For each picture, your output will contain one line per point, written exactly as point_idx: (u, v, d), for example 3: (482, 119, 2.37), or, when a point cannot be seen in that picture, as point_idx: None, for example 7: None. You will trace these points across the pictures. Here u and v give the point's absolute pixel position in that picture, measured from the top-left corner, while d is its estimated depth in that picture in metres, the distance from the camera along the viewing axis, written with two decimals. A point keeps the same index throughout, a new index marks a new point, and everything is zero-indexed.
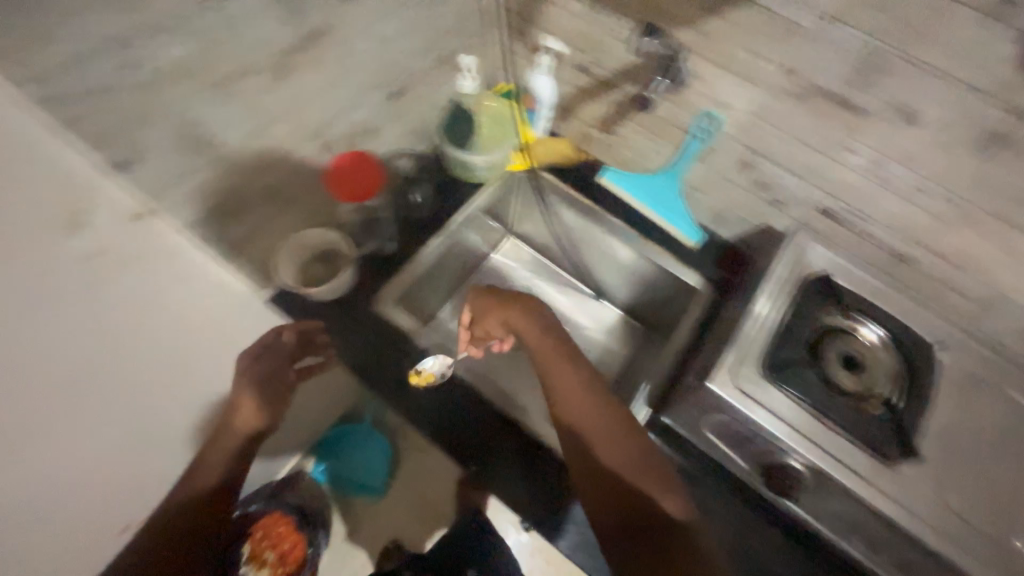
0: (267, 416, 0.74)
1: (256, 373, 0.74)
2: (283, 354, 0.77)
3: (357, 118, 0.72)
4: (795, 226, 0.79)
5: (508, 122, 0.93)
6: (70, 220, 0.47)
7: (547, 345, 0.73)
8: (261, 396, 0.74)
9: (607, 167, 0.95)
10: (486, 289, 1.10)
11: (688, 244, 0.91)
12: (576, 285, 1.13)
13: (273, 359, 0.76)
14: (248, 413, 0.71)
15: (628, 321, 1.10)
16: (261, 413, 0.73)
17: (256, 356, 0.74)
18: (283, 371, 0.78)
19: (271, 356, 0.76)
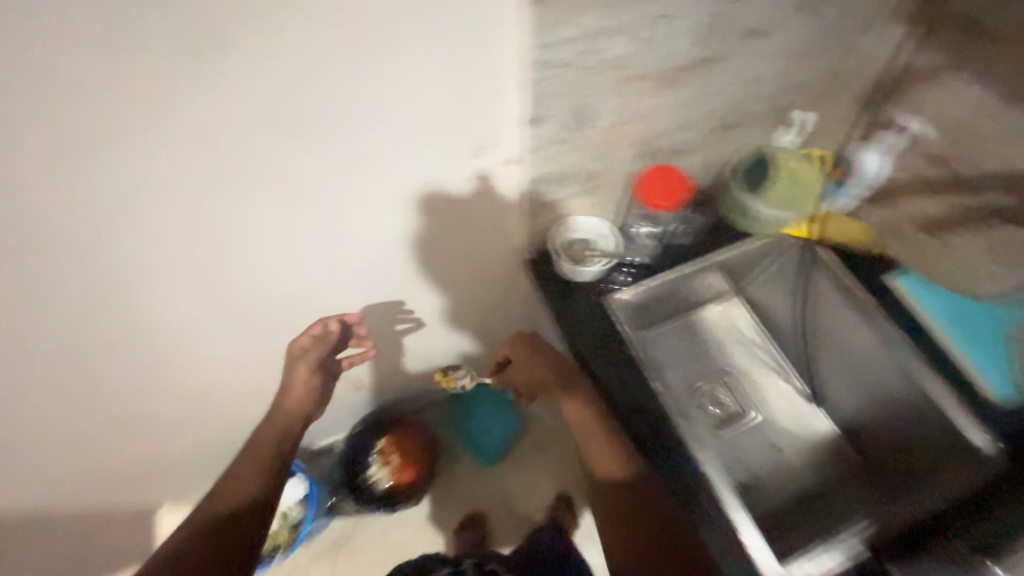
0: (321, 377, 0.84)
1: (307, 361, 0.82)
2: (326, 343, 0.83)
3: (684, 140, 0.77)
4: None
5: (811, 187, 0.86)
6: (477, 149, 0.63)
7: (531, 361, 0.83)
8: (315, 381, 0.83)
9: (907, 271, 0.84)
10: (686, 337, 1.02)
11: (990, 396, 0.75)
12: (784, 370, 1.02)
13: (322, 348, 0.83)
14: (301, 379, 0.82)
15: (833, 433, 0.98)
16: (312, 396, 0.83)
17: (303, 347, 0.82)
18: (331, 359, 0.86)
19: (320, 346, 0.83)
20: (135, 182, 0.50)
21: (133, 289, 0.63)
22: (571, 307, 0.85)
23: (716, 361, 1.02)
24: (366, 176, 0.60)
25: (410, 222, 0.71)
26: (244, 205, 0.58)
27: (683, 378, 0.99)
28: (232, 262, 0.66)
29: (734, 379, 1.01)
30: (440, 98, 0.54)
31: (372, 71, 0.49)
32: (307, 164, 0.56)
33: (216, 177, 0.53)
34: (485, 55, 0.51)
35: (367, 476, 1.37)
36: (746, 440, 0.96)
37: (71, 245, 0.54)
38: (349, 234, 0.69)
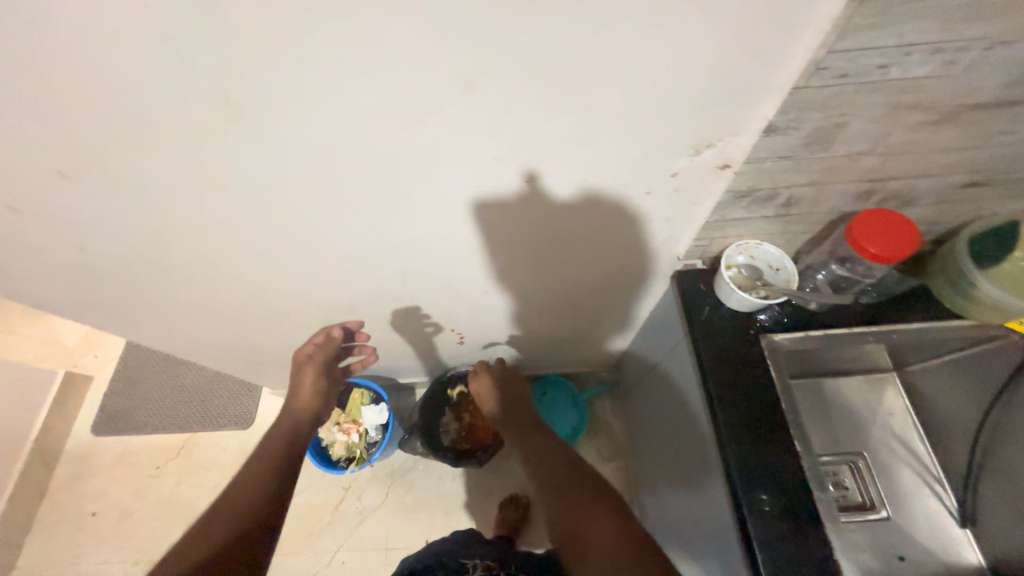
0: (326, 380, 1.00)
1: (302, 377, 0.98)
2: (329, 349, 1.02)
3: (921, 188, 0.66)
4: None
5: None
6: (697, 148, 0.59)
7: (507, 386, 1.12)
8: (321, 383, 0.99)
9: None
10: (829, 400, 0.92)
11: None
12: (934, 480, 0.89)
13: (324, 353, 1.01)
14: (308, 384, 0.97)
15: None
16: (320, 395, 0.98)
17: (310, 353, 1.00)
18: (332, 366, 1.03)
19: (325, 348, 1.01)
20: (382, 117, 0.53)
21: (340, 206, 0.68)
22: (721, 334, 0.79)
23: (858, 437, 0.91)
24: (576, 152, 0.59)
25: (590, 204, 0.70)
26: (459, 157, 0.59)
27: (817, 443, 0.90)
28: (422, 204, 0.69)
29: (872, 464, 0.90)
30: (694, 89, 0.50)
31: (643, 51, 0.46)
32: (531, 132, 0.56)
33: (450, 126, 0.54)
34: (768, 50, 0.46)
35: (440, 424, 1.47)
36: (869, 536, 0.84)
37: (309, 157, 0.59)
38: (532, 204, 0.69)
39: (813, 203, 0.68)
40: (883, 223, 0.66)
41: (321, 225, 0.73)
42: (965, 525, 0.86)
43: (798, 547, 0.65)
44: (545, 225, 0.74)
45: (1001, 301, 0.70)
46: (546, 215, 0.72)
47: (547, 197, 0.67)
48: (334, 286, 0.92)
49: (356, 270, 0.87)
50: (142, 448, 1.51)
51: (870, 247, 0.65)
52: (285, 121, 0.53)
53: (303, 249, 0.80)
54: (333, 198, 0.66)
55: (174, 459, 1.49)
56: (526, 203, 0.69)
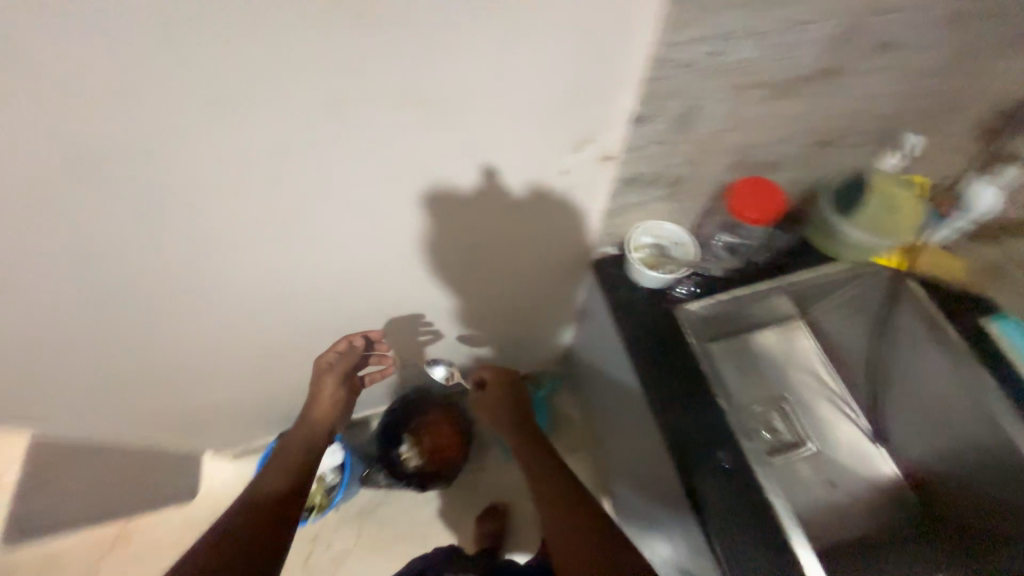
0: (344, 390, 0.95)
1: (323, 388, 0.92)
2: (345, 363, 0.94)
3: (781, 153, 0.74)
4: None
5: (908, 216, 0.79)
6: (579, 141, 0.62)
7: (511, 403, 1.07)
8: (341, 391, 0.95)
9: (1009, 316, 0.77)
10: (749, 355, 1.00)
11: None
12: (850, 409, 0.99)
13: (344, 363, 0.94)
14: (330, 391, 0.93)
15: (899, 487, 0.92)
16: (339, 404, 0.95)
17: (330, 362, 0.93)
18: (354, 373, 0.97)
19: (345, 359, 0.94)
20: (278, 142, 0.52)
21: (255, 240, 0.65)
22: (643, 313, 0.83)
23: (779, 383, 1.00)
24: (469, 162, 0.61)
25: (506, 212, 0.71)
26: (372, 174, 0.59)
27: (745, 397, 0.97)
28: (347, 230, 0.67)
29: (795, 406, 0.98)
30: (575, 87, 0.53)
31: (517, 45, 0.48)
32: (418, 146, 0.56)
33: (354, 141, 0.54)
34: (618, 34, 0.49)
35: (401, 453, 1.43)
36: (803, 468, 0.92)
37: (191, 200, 0.56)
38: (462, 209, 0.68)
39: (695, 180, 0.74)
40: (759, 190, 0.73)
41: (243, 264, 0.70)
42: (879, 442, 0.96)
43: (734, 498, 0.70)
44: (462, 237, 0.74)
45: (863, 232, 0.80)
46: (462, 227, 0.72)
47: (481, 199, 0.67)
48: (255, 334, 0.88)
49: (277, 314, 0.83)
50: (68, 550, 1.34)
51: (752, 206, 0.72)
52: (183, 164, 0.52)
53: (223, 296, 0.75)
54: (252, 237, 0.64)
55: (114, 553, 1.34)
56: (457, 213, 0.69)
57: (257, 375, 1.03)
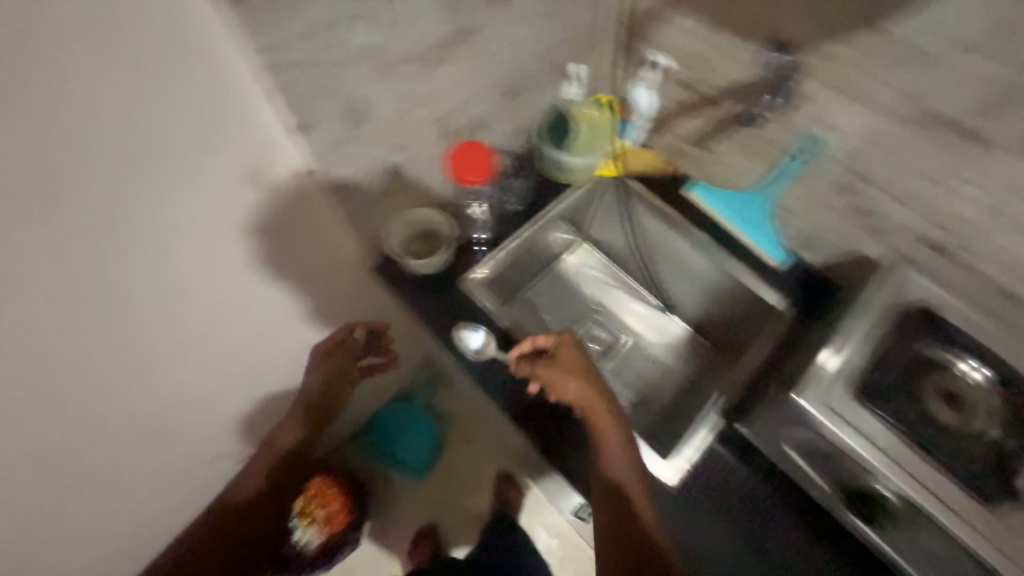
0: (325, 378, 0.94)
1: (337, 362, 0.95)
2: (348, 347, 0.96)
3: (477, 112, 0.80)
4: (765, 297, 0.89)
5: (602, 131, 0.97)
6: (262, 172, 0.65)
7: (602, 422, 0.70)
8: (329, 383, 0.95)
9: (698, 183, 0.98)
10: (553, 290, 1.15)
11: (774, 264, 0.91)
12: (642, 295, 1.16)
13: (344, 348, 0.96)
14: (316, 381, 0.93)
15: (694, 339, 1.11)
16: (323, 399, 0.95)
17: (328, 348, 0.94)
18: (352, 365, 0.99)
19: (348, 348, 0.96)
20: None
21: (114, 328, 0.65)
22: (434, 297, 0.86)
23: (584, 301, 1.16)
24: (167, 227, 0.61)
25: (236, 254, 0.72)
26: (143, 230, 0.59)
27: (562, 327, 1.11)
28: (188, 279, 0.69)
29: (602, 314, 1.15)
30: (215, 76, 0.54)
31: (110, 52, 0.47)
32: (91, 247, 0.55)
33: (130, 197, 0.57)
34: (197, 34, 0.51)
35: (295, 541, 1.32)
36: (626, 360, 1.09)
37: None
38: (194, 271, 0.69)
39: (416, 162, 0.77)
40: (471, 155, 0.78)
41: (111, 363, 0.68)
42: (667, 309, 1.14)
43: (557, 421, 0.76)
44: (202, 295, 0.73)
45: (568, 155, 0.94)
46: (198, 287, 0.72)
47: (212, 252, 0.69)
48: (66, 483, 0.76)
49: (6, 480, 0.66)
50: None
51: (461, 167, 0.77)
52: None
53: (111, 407, 0.73)
54: (104, 326, 0.63)
55: None
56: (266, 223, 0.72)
57: (49, 557, 0.83)
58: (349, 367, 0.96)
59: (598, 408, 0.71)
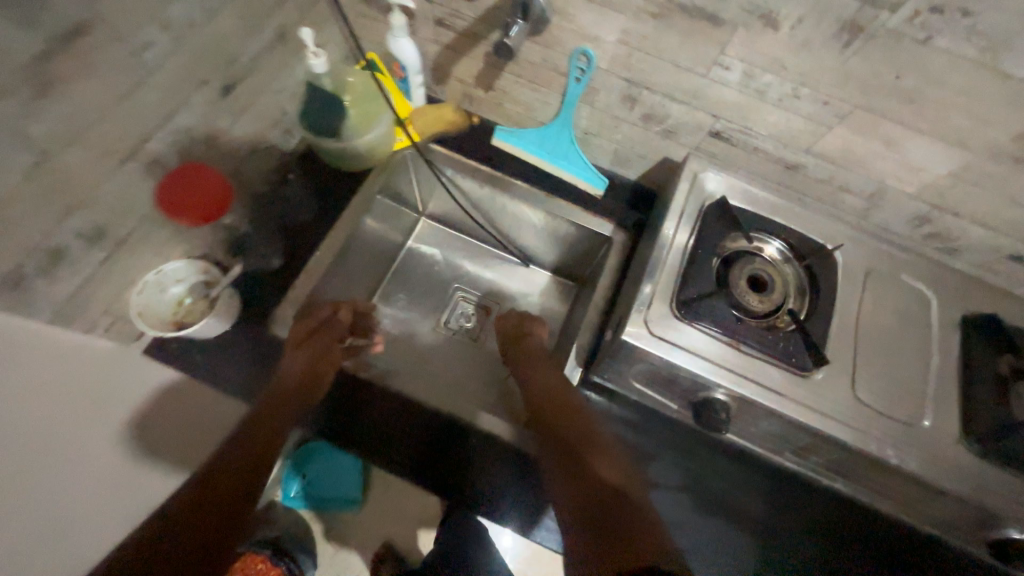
0: (320, 364, 0.66)
1: (314, 349, 0.68)
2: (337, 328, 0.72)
3: (186, 126, 0.62)
4: (597, 228, 0.87)
5: (376, 99, 0.83)
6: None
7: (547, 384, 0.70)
8: (316, 365, 0.66)
9: (500, 127, 0.89)
10: (410, 284, 1.07)
11: (594, 193, 0.88)
12: (504, 256, 1.08)
13: (335, 329, 0.72)
14: (302, 364, 0.65)
15: (560, 284, 1.07)
16: (302, 372, 0.64)
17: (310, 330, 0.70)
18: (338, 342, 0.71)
19: (330, 330, 0.72)
20: None
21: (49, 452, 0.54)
22: (232, 362, 0.70)
23: (445, 281, 1.08)
24: None
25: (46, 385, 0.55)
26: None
27: (429, 319, 1.03)
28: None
29: (467, 288, 1.07)
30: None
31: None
32: None
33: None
34: None
35: None
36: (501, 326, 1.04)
37: None
38: None
39: (124, 213, 0.58)
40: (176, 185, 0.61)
41: None
42: (529, 261, 1.07)
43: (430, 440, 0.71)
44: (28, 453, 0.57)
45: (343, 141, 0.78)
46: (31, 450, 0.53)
47: None
48: None
49: None
50: None
51: (181, 206, 0.59)
52: None
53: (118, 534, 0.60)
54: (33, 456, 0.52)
55: None
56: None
57: None
58: (328, 352, 0.68)
59: (542, 368, 0.73)
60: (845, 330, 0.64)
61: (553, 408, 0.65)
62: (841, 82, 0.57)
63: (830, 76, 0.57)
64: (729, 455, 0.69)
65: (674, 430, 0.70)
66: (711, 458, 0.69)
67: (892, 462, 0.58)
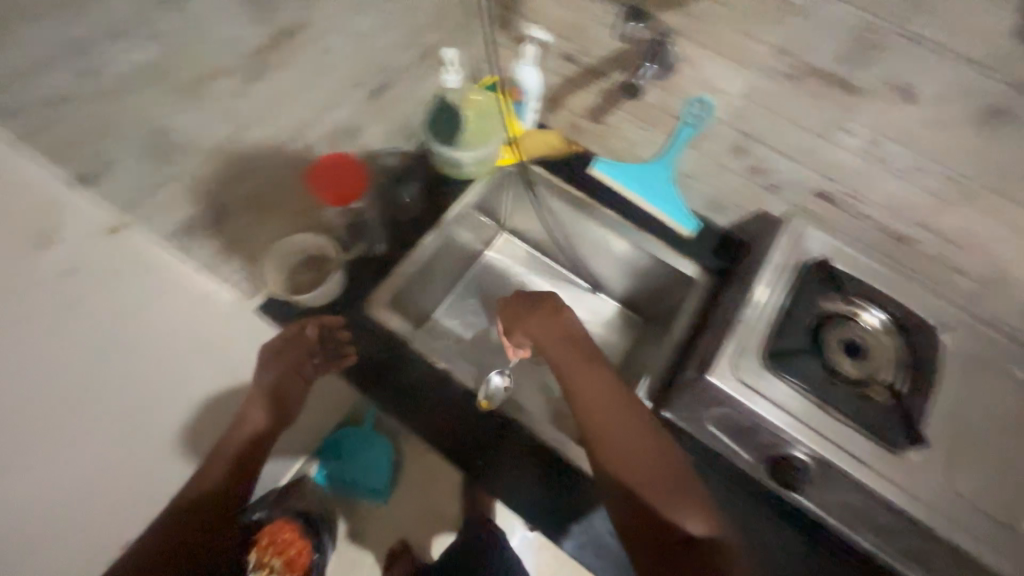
0: (288, 386, 0.71)
1: (288, 366, 0.71)
2: (305, 347, 0.72)
3: None
4: (681, 268, 0.88)
5: (493, 117, 0.90)
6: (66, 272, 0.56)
7: (582, 370, 0.67)
8: (286, 390, 0.71)
9: (600, 158, 0.94)
10: (480, 291, 1.09)
11: (684, 233, 0.90)
12: (574, 279, 1.11)
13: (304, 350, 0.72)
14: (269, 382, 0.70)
15: (627, 314, 1.08)
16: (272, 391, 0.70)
17: (278, 348, 0.71)
18: (304, 364, 0.72)
19: (298, 346, 0.72)
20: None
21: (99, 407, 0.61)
22: None
23: (515, 294, 1.10)
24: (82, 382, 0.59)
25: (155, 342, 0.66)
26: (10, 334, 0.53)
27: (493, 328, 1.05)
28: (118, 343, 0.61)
29: None
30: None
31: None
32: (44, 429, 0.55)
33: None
34: None
35: None
36: None
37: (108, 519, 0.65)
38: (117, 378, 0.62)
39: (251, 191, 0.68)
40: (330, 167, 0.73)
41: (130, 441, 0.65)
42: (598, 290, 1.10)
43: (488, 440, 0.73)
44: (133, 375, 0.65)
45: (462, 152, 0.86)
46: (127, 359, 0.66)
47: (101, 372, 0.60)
48: None
49: None
50: None
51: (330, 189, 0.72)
52: None
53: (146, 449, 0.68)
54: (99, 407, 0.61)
55: None
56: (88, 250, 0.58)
57: None
58: (298, 369, 0.72)
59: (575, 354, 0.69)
60: (946, 413, 0.61)
61: (590, 406, 0.63)
62: (974, 164, 0.57)
63: (965, 158, 0.57)
64: (797, 518, 0.66)
65: (741, 482, 0.69)
66: (778, 518, 0.67)
67: (988, 567, 0.54)
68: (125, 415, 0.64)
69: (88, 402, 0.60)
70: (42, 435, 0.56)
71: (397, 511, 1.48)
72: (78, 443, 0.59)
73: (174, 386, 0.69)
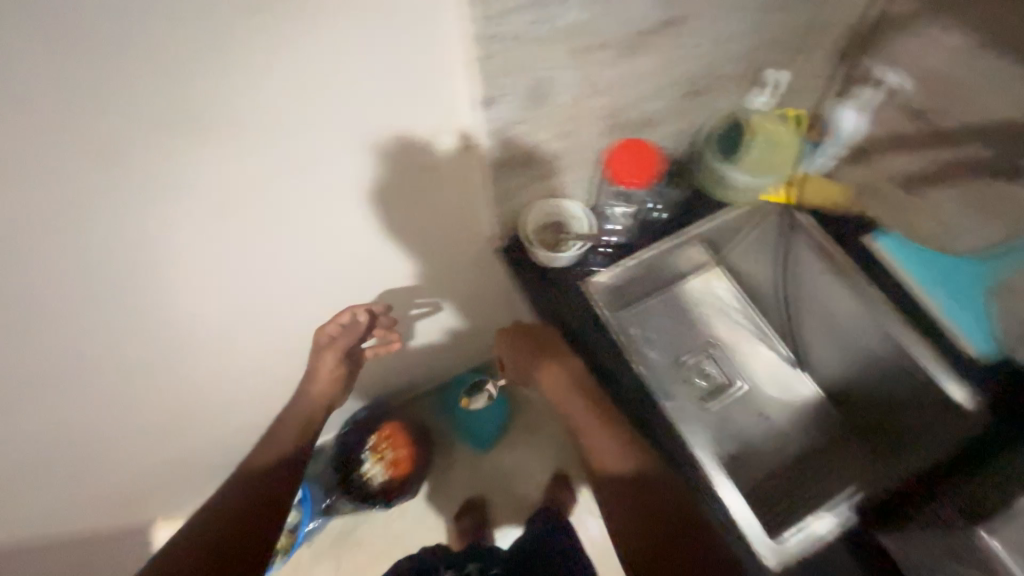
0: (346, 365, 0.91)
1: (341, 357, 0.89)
2: (358, 331, 0.89)
3: (654, 109, 0.73)
4: (959, 394, 0.73)
5: (786, 150, 0.81)
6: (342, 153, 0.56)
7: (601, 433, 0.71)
8: (343, 365, 0.91)
9: (885, 230, 0.83)
10: (666, 311, 1.02)
11: (973, 353, 0.75)
12: (771, 339, 1.03)
13: (351, 337, 0.89)
14: (328, 365, 0.89)
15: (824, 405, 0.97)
16: (336, 382, 0.90)
17: (341, 327, 0.88)
18: (356, 346, 0.92)
19: (363, 326, 0.89)
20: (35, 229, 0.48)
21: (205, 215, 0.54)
22: (550, 292, 0.83)
23: (703, 331, 1.02)
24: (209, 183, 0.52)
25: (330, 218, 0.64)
26: (290, 231, 0.64)
27: (667, 353, 0.99)
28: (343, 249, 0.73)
29: (719, 348, 1.01)
30: (385, 102, 0.51)
31: (212, 82, 0.43)
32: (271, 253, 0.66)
33: (231, 234, 0.60)
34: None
35: (362, 473, 1.37)
36: (740, 406, 0.97)
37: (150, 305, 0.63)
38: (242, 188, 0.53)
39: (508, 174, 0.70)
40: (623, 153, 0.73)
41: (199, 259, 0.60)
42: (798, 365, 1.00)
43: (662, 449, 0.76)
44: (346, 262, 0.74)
45: (735, 176, 0.81)
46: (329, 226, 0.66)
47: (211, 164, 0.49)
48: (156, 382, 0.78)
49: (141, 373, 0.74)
50: None
51: (620, 167, 0.72)
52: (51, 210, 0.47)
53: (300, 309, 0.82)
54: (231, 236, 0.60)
55: None
56: (377, 193, 0.63)
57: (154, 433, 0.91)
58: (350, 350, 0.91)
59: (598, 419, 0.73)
60: None
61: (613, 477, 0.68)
62: None
63: None
64: None
65: None
66: None
67: None
68: (296, 286, 0.76)
69: (282, 265, 0.70)
70: (247, 276, 0.69)
71: (482, 468, 1.56)
72: (261, 286, 0.73)
73: (342, 288, 0.82)
